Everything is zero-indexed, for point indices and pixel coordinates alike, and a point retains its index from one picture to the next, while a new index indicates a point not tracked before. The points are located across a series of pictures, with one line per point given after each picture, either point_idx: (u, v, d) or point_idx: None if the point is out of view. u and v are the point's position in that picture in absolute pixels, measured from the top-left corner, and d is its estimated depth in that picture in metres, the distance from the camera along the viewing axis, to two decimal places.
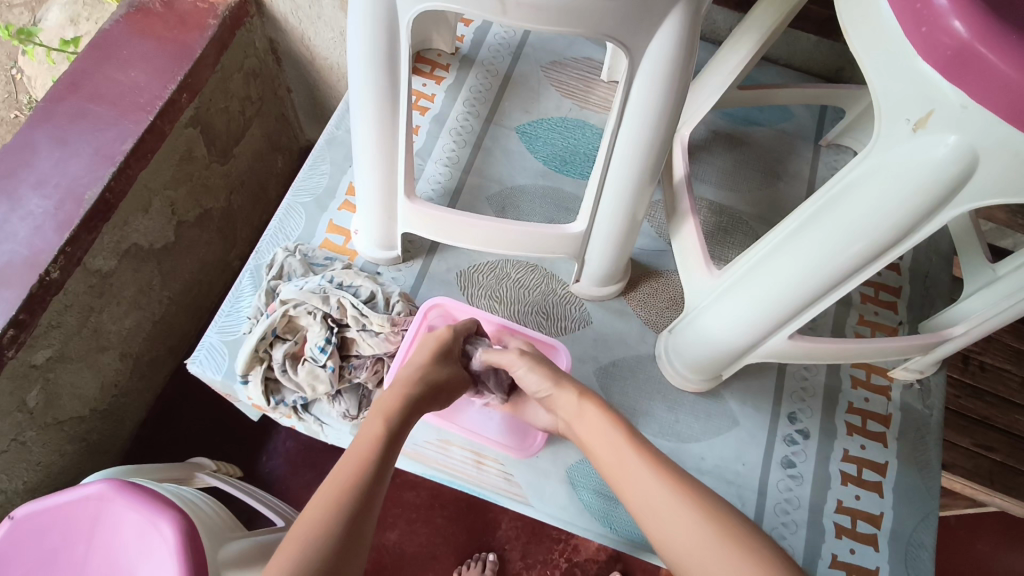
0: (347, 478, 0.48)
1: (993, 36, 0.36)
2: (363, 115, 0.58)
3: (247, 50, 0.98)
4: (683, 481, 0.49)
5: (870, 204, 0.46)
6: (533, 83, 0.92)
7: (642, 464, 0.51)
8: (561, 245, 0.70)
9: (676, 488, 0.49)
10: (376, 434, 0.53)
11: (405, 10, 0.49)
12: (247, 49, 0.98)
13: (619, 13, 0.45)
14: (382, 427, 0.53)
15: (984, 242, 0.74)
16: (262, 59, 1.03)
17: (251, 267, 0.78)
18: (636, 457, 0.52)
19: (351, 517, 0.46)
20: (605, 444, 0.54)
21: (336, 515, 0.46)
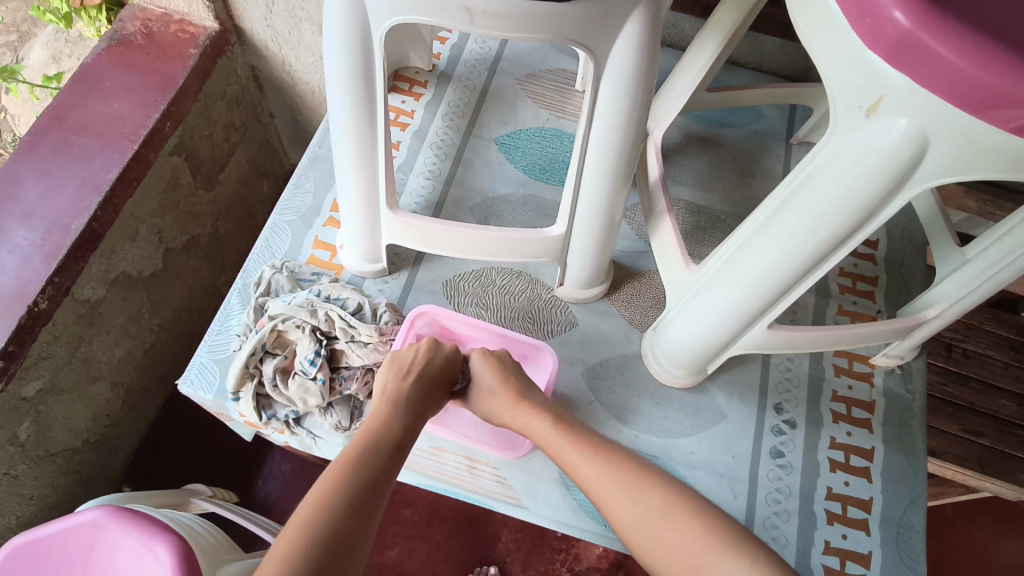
0: (344, 471, 0.55)
1: (932, 24, 0.38)
2: (343, 133, 0.60)
3: (229, 77, 1.00)
4: (644, 483, 0.56)
5: (831, 191, 0.48)
6: (509, 95, 0.94)
7: (603, 469, 0.58)
8: (542, 248, 0.71)
9: (643, 492, 0.55)
10: (387, 436, 0.60)
11: (378, 25, 0.50)
12: (229, 76, 1.00)
13: (581, 18, 0.47)
14: (386, 431, 0.60)
15: (952, 226, 0.76)
16: (244, 86, 1.05)
17: (239, 286, 0.79)
18: (596, 459, 0.59)
19: (354, 501, 0.53)
20: (560, 453, 0.61)
21: (339, 497, 0.52)
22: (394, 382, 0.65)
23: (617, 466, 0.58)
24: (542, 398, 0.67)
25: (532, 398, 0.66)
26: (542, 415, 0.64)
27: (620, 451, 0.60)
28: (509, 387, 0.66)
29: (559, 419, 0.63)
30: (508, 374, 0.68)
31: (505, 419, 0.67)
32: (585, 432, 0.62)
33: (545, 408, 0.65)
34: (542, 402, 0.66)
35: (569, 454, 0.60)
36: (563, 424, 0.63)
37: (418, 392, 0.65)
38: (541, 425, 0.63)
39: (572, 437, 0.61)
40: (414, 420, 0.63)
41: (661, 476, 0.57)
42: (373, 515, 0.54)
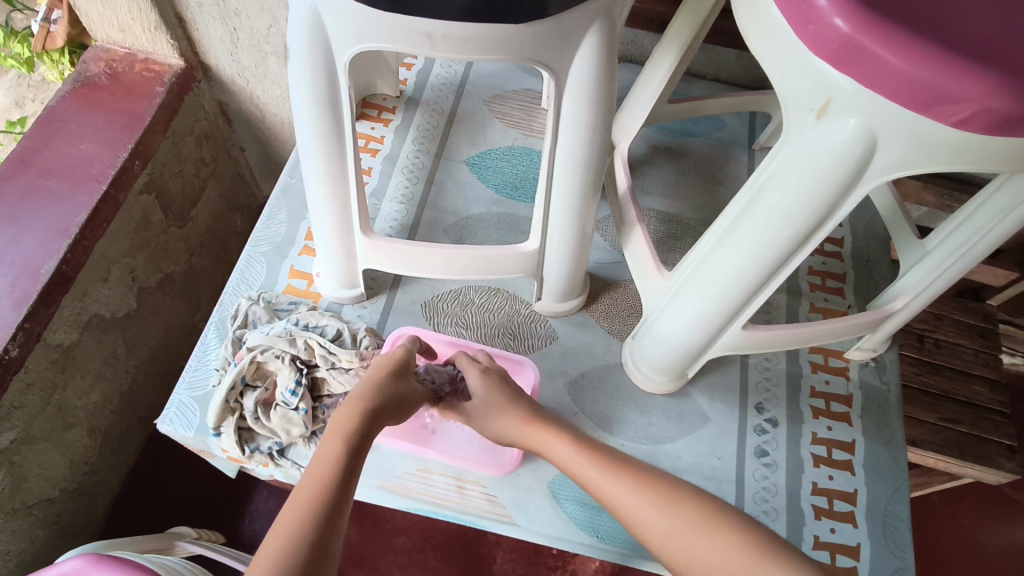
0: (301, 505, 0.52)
1: (870, 28, 0.41)
2: (313, 160, 0.60)
3: (197, 113, 1.00)
4: (672, 498, 0.57)
5: (788, 193, 0.50)
6: (477, 117, 0.95)
7: (630, 488, 0.58)
8: (517, 264, 0.72)
9: (674, 508, 0.56)
10: (342, 457, 0.57)
11: (341, 54, 0.50)
12: (197, 112, 1.00)
13: (540, 37, 0.47)
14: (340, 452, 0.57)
15: (912, 220, 0.78)
16: (213, 121, 1.05)
17: (216, 320, 0.78)
18: (621, 479, 0.59)
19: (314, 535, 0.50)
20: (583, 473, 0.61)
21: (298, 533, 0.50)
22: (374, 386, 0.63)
23: (643, 484, 0.58)
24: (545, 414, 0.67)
25: (529, 414, 0.66)
26: (559, 437, 0.64)
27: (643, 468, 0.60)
28: (519, 409, 0.67)
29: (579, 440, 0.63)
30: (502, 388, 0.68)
31: (516, 440, 0.67)
32: (606, 451, 0.62)
33: (560, 427, 0.65)
34: (552, 421, 0.66)
35: (592, 475, 0.60)
36: (582, 445, 0.63)
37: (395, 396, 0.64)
38: (564, 448, 0.63)
39: (594, 458, 0.61)
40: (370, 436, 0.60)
41: (686, 489, 0.58)
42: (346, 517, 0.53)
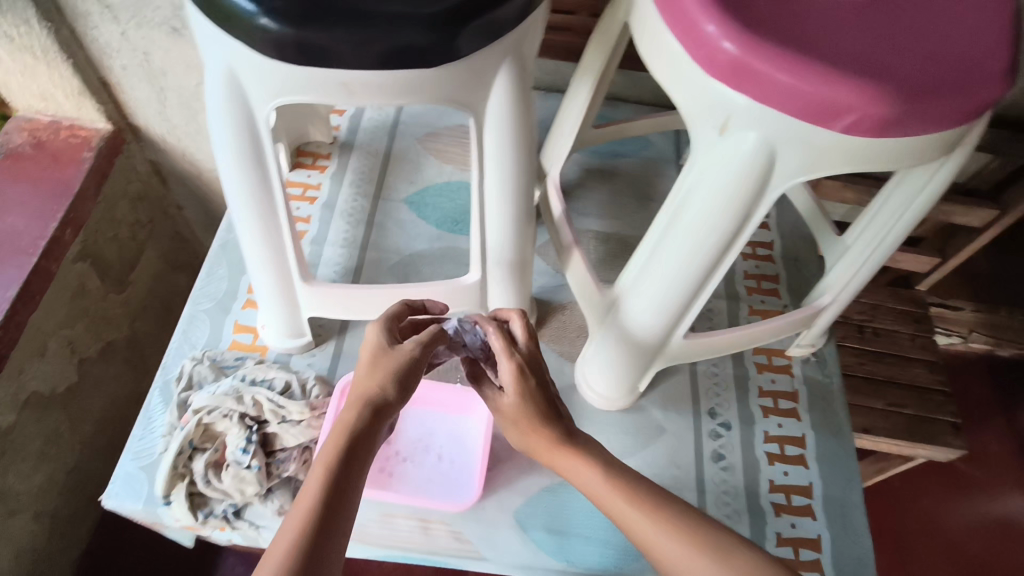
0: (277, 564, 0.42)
1: (755, 49, 0.44)
2: (244, 214, 0.60)
3: (129, 176, 0.99)
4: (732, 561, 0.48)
5: (706, 202, 0.52)
6: (412, 156, 0.97)
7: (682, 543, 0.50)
8: (461, 297, 0.72)
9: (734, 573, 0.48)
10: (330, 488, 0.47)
11: (261, 109, 0.51)
12: (129, 175, 0.99)
13: (457, 80, 0.49)
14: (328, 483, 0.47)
15: (830, 218, 0.82)
16: (147, 181, 1.04)
17: (159, 383, 0.76)
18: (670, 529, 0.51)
19: None
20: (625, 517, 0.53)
21: None
22: (377, 378, 0.52)
23: (692, 535, 0.50)
24: (569, 434, 0.56)
25: (553, 424, 0.56)
26: (589, 464, 0.55)
27: (681, 509, 0.52)
28: (544, 425, 0.56)
29: (610, 470, 0.54)
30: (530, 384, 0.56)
31: (546, 462, 0.57)
32: (638, 484, 0.54)
33: (589, 451, 0.56)
34: (581, 442, 0.56)
35: (636, 519, 0.52)
36: (615, 476, 0.54)
37: (395, 393, 0.52)
38: (591, 476, 0.55)
39: (629, 494, 0.53)
40: (359, 458, 0.49)
41: (736, 542, 0.50)
42: (335, 557, 0.45)
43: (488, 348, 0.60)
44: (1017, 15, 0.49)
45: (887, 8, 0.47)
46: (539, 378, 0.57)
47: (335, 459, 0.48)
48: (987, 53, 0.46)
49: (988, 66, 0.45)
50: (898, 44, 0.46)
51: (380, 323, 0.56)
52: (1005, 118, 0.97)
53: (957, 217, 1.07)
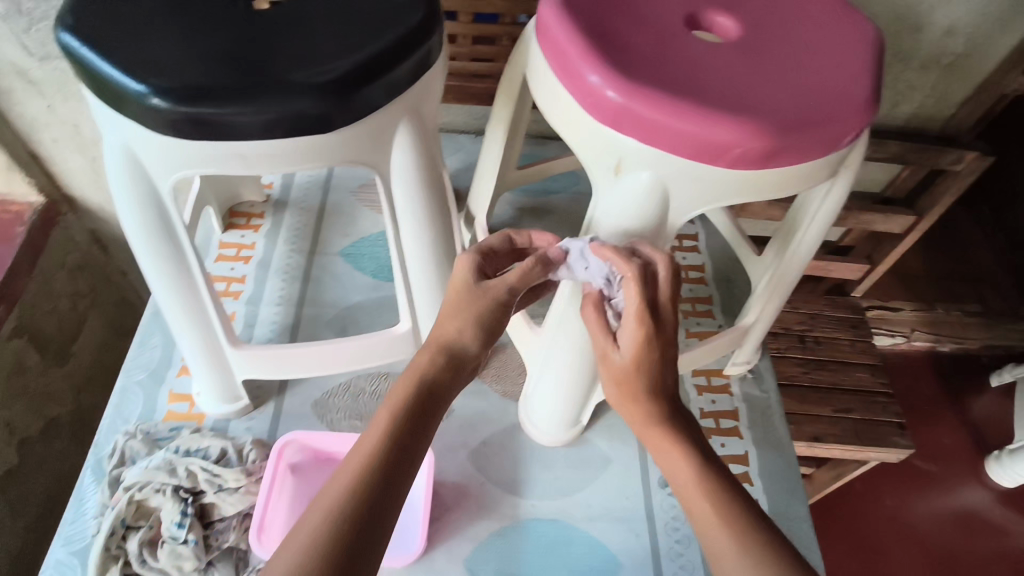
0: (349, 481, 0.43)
1: (636, 95, 0.46)
2: (160, 287, 0.60)
3: (68, 246, 1.07)
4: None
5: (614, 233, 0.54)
6: (346, 208, 0.97)
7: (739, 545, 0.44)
8: (395, 347, 0.72)
9: None
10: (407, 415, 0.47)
11: (163, 183, 0.51)
12: (68, 245, 1.07)
13: (356, 142, 0.50)
14: (407, 412, 0.47)
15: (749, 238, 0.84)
16: (87, 251, 1.12)
17: (91, 461, 0.74)
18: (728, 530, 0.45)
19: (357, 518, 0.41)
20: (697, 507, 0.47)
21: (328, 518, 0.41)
22: (463, 322, 0.51)
23: (757, 549, 0.43)
24: (673, 406, 0.53)
25: (661, 391, 0.52)
26: (677, 447, 0.50)
27: (762, 525, 0.45)
28: (644, 395, 0.52)
29: (702, 463, 0.49)
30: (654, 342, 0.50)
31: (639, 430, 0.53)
32: (728, 484, 0.48)
33: (685, 436, 0.51)
34: (677, 418, 0.52)
35: (701, 513, 0.47)
36: (702, 471, 0.49)
37: (480, 342, 0.51)
38: (676, 462, 0.50)
39: (709, 489, 0.48)
40: (443, 388, 0.49)
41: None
42: (403, 492, 0.44)
43: (611, 281, 0.52)
44: (878, 45, 0.52)
45: (758, 48, 0.50)
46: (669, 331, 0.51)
47: (409, 399, 0.48)
48: (852, 83, 0.49)
49: (852, 96, 0.48)
50: (769, 80, 0.48)
51: (475, 251, 0.53)
52: (909, 130, 1.03)
53: (878, 225, 1.11)
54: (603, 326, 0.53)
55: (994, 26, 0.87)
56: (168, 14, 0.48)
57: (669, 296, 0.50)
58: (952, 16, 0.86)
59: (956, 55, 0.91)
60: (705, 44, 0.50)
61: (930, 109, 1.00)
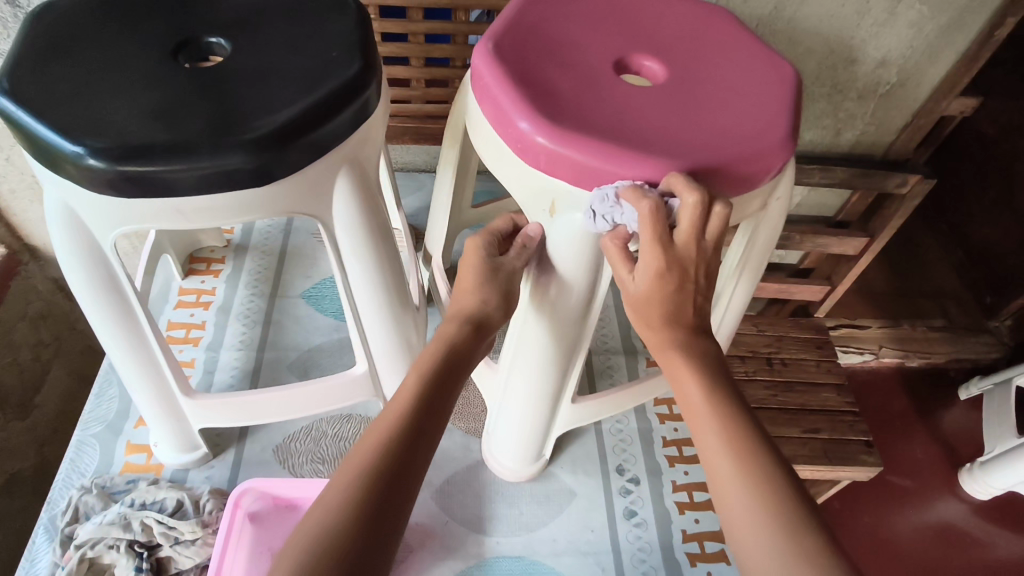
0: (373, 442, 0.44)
1: (563, 140, 0.48)
2: (108, 340, 0.60)
3: (28, 296, 1.14)
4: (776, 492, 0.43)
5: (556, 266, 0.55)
6: (308, 250, 0.98)
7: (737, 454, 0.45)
8: (352, 390, 0.72)
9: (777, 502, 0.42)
10: (417, 391, 0.48)
11: (104, 239, 0.52)
12: (29, 295, 1.14)
13: (295, 194, 0.51)
14: (421, 389, 0.49)
15: None
16: (49, 300, 1.18)
17: (44, 520, 0.72)
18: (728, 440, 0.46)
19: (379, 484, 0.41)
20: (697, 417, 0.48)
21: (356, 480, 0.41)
22: (476, 290, 0.56)
23: (761, 483, 0.43)
24: (694, 336, 0.51)
25: (682, 319, 0.50)
26: (693, 372, 0.49)
27: (769, 459, 0.45)
28: (661, 323, 0.50)
29: (716, 392, 0.48)
30: (671, 274, 0.48)
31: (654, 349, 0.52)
32: (742, 414, 0.47)
33: (703, 361, 0.50)
34: (696, 345, 0.50)
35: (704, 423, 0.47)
36: (717, 399, 0.48)
37: (496, 308, 0.56)
38: (691, 389, 0.49)
39: (721, 419, 0.47)
40: (451, 370, 0.51)
41: (810, 513, 0.42)
42: (433, 439, 0.47)
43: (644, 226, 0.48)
44: (796, 87, 0.55)
45: (681, 91, 0.53)
46: (691, 263, 0.48)
47: (437, 360, 0.51)
48: (769, 123, 0.52)
49: (769, 136, 0.51)
50: (690, 122, 0.51)
51: (484, 235, 0.58)
52: (853, 157, 1.07)
53: (833, 247, 1.15)
54: (626, 258, 0.50)
55: (923, 57, 0.92)
56: (109, 77, 0.49)
57: (692, 229, 0.47)
58: (883, 49, 0.91)
59: (891, 85, 0.96)
60: (630, 88, 0.53)
61: (872, 136, 1.04)
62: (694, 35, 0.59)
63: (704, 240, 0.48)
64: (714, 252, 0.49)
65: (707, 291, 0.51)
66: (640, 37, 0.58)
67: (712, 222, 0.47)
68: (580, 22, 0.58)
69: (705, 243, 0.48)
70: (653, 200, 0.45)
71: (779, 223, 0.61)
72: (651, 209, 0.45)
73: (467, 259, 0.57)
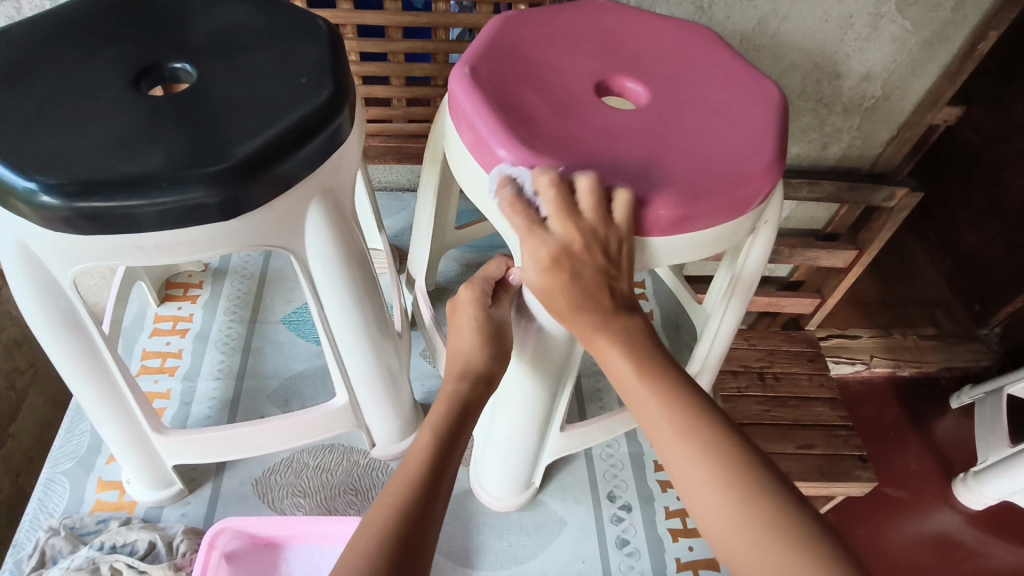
0: (391, 503, 0.45)
1: (545, 167, 0.47)
2: (74, 380, 0.57)
3: (3, 321, 1.12)
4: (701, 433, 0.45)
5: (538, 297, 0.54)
6: (290, 274, 0.96)
7: (663, 411, 0.46)
8: (333, 422, 0.70)
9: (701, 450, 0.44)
10: (427, 444, 0.50)
11: (64, 275, 0.49)
12: (3, 320, 1.12)
13: (264, 226, 0.49)
14: (429, 444, 0.50)
15: (685, 280, 0.83)
16: (24, 325, 1.16)
17: (9, 564, 0.68)
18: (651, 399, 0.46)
19: (395, 545, 0.43)
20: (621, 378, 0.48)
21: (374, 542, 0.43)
22: (472, 339, 0.56)
23: (697, 432, 0.45)
24: (610, 322, 0.48)
25: (593, 304, 0.47)
26: (619, 348, 0.48)
27: (692, 402, 0.46)
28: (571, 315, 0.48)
29: (641, 357, 0.48)
30: (559, 261, 0.46)
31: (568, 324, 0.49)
32: (669, 375, 0.47)
33: (627, 332, 0.49)
34: (616, 319, 0.48)
35: (629, 380, 0.47)
36: (646, 368, 0.47)
37: (491, 356, 0.56)
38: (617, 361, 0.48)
39: (652, 382, 0.47)
40: (464, 422, 0.53)
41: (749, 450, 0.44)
42: (443, 499, 0.48)
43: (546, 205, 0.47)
44: (782, 107, 0.54)
45: (664, 114, 0.52)
46: (577, 246, 0.46)
47: (448, 418, 0.53)
48: (756, 146, 0.50)
49: (756, 158, 0.49)
50: (676, 147, 0.49)
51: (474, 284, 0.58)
52: (841, 170, 1.06)
53: (823, 261, 1.14)
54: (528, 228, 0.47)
55: (907, 71, 0.91)
56: (67, 107, 0.47)
57: (562, 212, 0.45)
58: (867, 63, 0.90)
59: (876, 98, 0.95)
60: (613, 113, 0.51)
61: (858, 149, 1.03)
62: (675, 55, 0.58)
63: (581, 218, 0.45)
64: (603, 228, 0.45)
65: (616, 264, 0.47)
66: (621, 59, 0.57)
67: (583, 199, 0.45)
68: (559, 44, 0.57)
69: (585, 225, 0.45)
70: (550, 179, 0.45)
71: (768, 243, 0.59)
72: (510, 205, 0.47)
73: (461, 309, 0.58)
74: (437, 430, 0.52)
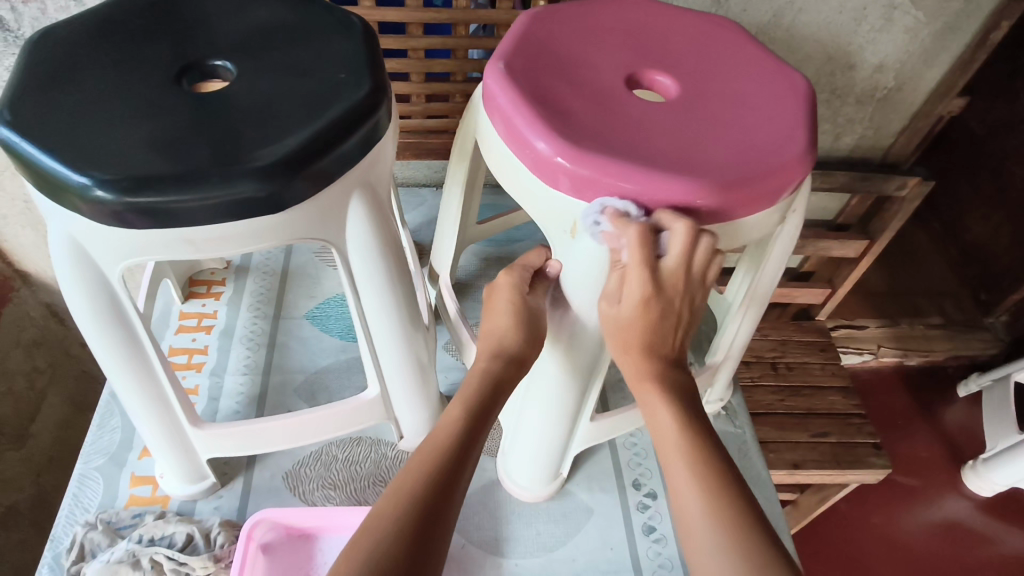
0: (421, 471, 0.46)
1: (584, 158, 0.48)
2: (114, 375, 0.58)
3: (22, 322, 1.12)
4: (715, 482, 0.43)
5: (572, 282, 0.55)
6: (311, 270, 0.97)
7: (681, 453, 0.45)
8: (365, 413, 0.71)
9: (713, 498, 0.42)
10: (456, 417, 0.51)
11: (112, 269, 0.50)
12: (22, 321, 1.12)
13: (306, 220, 0.50)
14: (460, 415, 0.51)
15: (705, 271, 0.84)
16: (43, 324, 1.17)
17: (48, 558, 0.69)
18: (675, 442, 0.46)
19: (423, 507, 0.44)
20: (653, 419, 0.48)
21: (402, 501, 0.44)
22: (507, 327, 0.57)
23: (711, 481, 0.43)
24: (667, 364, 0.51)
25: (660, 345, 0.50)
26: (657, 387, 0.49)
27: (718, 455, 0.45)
28: (639, 349, 0.50)
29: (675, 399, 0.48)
30: (650, 304, 0.48)
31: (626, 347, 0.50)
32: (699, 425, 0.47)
33: (675, 387, 0.49)
34: (669, 370, 0.50)
35: (660, 418, 0.48)
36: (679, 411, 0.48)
37: (525, 340, 0.57)
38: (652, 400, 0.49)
39: (677, 422, 0.47)
40: (495, 398, 0.54)
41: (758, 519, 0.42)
42: (468, 473, 0.49)
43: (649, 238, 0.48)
44: (810, 97, 0.55)
45: (695, 106, 0.53)
46: (669, 290, 0.48)
47: (480, 395, 0.53)
48: (788, 137, 0.51)
49: (789, 148, 0.51)
50: (708, 138, 0.50)
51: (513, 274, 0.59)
52: (853, 161, 1.07)
53: (835, 251, 1.15)
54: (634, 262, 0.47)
55: (920, 61, 0.92)
56: (111, 106, 0.48)
57: (675, 261, 0.47)
58: (880, 54, 0.91)
59: (888, 89, 0.96)
60: (646, 105, 0.52)
61: (870, 140, 1.04)
62: (701, 48, 0.59)
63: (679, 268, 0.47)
64: (698, 286, 0.49)
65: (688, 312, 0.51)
66: (649, 53, 0.58)
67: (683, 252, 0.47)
68: (587, 38, 0.58)
69: (680, 274, 0.48)
70: (649, 231, 0.46)
71: (796, 228, 0.60)
72: (643, 236, 0.46)
73: (498, 296, 0.59)
74: (467, 405, 0.52)
